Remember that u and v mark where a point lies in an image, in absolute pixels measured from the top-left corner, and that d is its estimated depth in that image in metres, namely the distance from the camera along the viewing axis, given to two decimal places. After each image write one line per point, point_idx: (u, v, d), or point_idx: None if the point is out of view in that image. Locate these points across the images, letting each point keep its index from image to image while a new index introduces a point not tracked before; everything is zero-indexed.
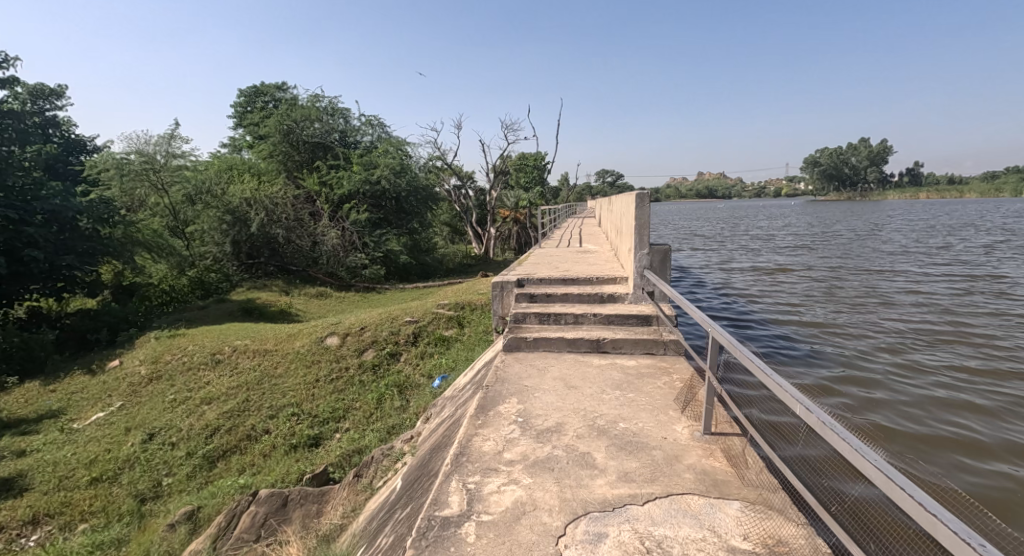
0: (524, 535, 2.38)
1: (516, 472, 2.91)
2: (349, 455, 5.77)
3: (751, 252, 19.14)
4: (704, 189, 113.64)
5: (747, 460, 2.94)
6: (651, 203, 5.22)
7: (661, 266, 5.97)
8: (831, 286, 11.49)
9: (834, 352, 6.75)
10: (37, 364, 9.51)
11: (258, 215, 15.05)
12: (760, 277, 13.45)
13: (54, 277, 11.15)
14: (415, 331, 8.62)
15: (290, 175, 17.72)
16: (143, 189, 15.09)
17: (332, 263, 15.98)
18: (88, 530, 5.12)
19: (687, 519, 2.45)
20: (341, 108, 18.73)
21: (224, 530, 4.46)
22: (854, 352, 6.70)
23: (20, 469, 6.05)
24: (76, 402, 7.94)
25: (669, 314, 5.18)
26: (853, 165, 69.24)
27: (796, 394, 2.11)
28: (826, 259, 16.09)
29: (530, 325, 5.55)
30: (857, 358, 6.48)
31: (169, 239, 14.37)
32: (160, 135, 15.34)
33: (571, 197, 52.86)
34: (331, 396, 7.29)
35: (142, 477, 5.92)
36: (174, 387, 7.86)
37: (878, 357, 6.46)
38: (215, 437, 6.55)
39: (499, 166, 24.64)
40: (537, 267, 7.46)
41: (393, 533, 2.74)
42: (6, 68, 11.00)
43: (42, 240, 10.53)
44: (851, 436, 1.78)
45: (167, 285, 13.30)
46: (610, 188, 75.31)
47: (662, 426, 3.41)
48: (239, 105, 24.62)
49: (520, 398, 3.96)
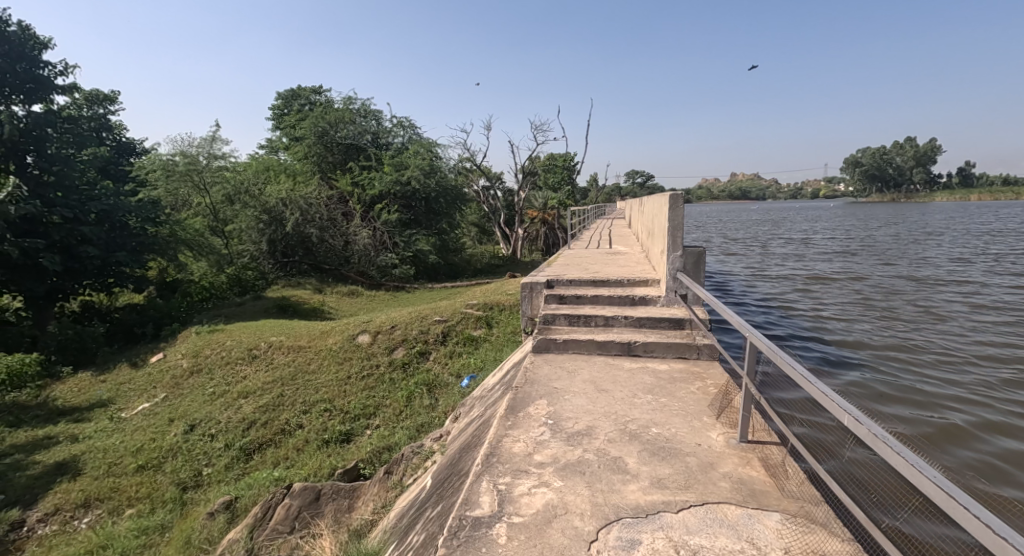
0: (556, 538, 2.37)
1: (546, 474, 2.90)
2: (379, 452, 5.86)
3: (786, 258, 18.58)
4: (736, 191, 111.11)
5: (787, 470, 2.84)
6: (685, 204, 5.11)
7: (694, 268, 5.83)
8: (872, 297, 11.08)
9: (878, 371, 6.50)
10: (89, 355, 10.03)
11: (293, 215, 15.45)
12: (796, 284, 13.07)
13: (105, 272, 11.71)
14: (443, 331, 8.69)
15: (324, 176, 18.14)
16: (186, 189, 15.71)
17: (363, 262, 16.30)
18: (134, 515, 5.38)
19: (724, 530, 2.38)
20: (375, 110, 19.09)
21: (260, 521, 4.58)
22: (902, 373, 6.41)
23: (73, 454, 6.40)
24: (124, 392, 8.33)
25: (702, 317, 5.06)
26: (898, 166, 66.23)
27: (844, 404, 2.01)
28: (867, 266, 15.46)
29: (559, 326, 5.53)
30: (905, 380, 6.21)
31: (209, 239, 14.94)
32: (202, 137, 15.94)
33: (599, 199, 52.50)
34: (362, 393, 7.42)
35: (184, 466, 6.16)
36: (213, 380, 8.16)
37: (928, 380, 6.16)
38: (251, 430, 6.76)
39: (528, 167, 24.68)
40: (567, 268, 7.41)
41: (424, 531, 2.77)
42: (66, 76, 11.62)
43: (95, 238, 11.10)
44: (906, 451, 1.69)
45: (206, 282, 13.63)
46: (638, 187, 74.55)
47: (696, 433, 3.33)
48: (277, 108, 25.44)
49: (550, 400, 3.95)
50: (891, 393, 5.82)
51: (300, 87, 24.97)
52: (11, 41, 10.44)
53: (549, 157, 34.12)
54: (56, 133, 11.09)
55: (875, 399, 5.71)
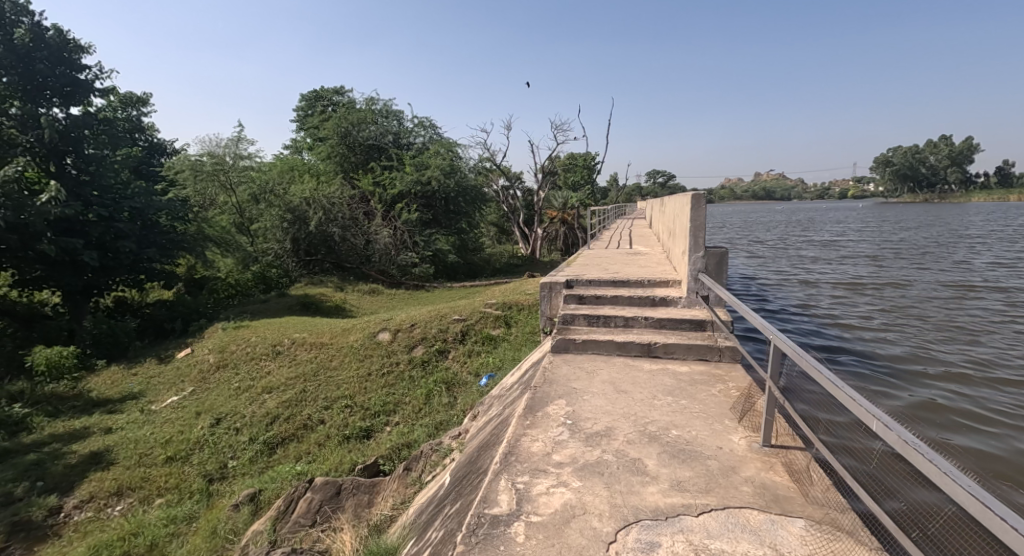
0: (574, 538, 2.36)
1: (565, 474, 2.89)
2: (399, 448, 5.93)
3: (811, 261, 18.14)
4: (760, 191, 109.03)
5: (812, 475, 2.78)
6: (707, 204, 5.05)
7: (716, 268, 5.71)
8: (903, 303, 10.73)
9: (908, 382, 6.35)
10: (122, 349, 10.38)
11: (316, 215, 15.75)
12: (821, 289, 12.76)
13: (137, 269, 12.07)
14: (462, 329, 8.75)
15: (347, 176, 18.41)
16: (213, 189, 16.13)
17: (384, 261, 16.49)
18: (164, 504, 5.57)
19: (746, 535, 2.34)
20: (396, 111, 19.34)
21: (283, 513, 4.68)
22: (933, 384, 6.25)
23: (106, 445, 6.64)
24: (154, 386, 8.61)
25: (725, 319, 4.98)
26: (932, 165, 63.95)
27: (873, 409, 1.95)
28: (898, 271, 14.97)
29: (578, 326, 5.52)
30: (936, 392, 6.05)
31: (235, 237, 15.36)
32: (228, 137, 16.38)
33: (618, 199, 52.07)
34: (381, 390, 7.52)
35: (210, 458, 6.34)
36: (239, 376, 8.37)
37: (961, 393, 5.98)
38: (275, 425, 6.91)
39: (548, 167, 24.63)
40: (586, 269, 7.38)
41: (443, 528, 2.80)
42: (103, 79, 12.01)
43: (129, 234, 11.48)
44: (938, 457, 1.64)
45: (232, 279, 13.92)
46: (659, 187, 73.84)
47: (717, 435, 3.29)
48: (302, 109, 25.95)
49: (569, 400, 3.94)
50: (920, 404, 5.74)
51: (322, 89, 25.37)
52: (52, 46, 10.89)
53: (569, 157, 33.99)
54: (93, 134, 11.56)
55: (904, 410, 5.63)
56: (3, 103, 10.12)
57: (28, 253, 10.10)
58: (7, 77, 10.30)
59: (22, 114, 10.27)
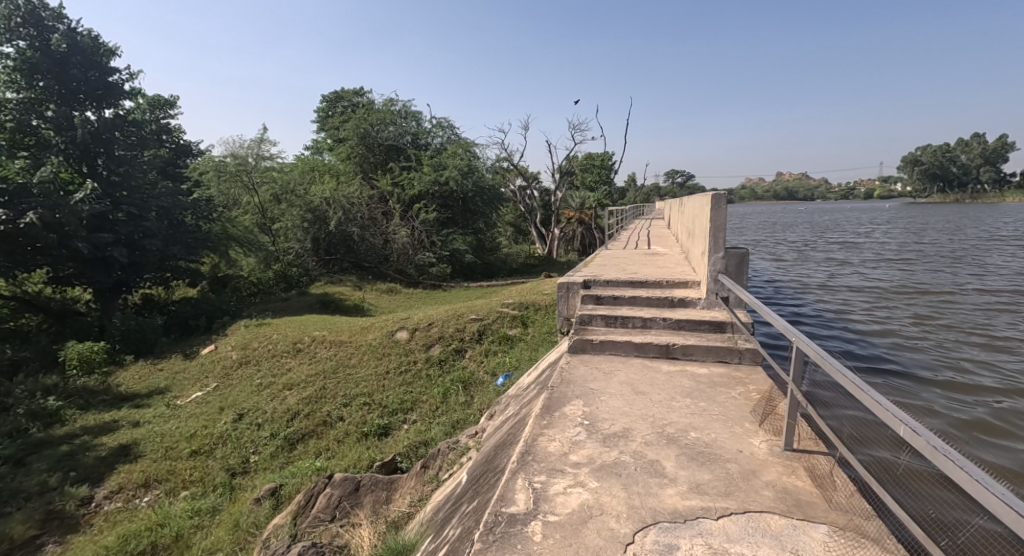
0: (591, 539, 2.36)
1: (582, 475, 2.89)
2: (416, 447, 5.97)
3: (834, 264, 17.77)
4: (782, 192, 107.03)
5: (835, 481, 2.73)
6: (728, 204, 4.98)
7: (737, 269, 5.60)
8: (932, 310, 10.43)
9: (938, 393, 6.16)
10: (149, 345, 10.65)
11: (336, 215, 16.02)
12: (844, 294, 12.48)
13: (163, 267, 12.46)
14: (479, 329, 8.80)
15: (366, 176, 18.65)
16: (237, 189, 16.51)
17: (402, 261, 16.64)
18: (188, 497, 5.72)
19: (767, 540, 2.31)
20: (415, 111, 19.53)
21: (303, 508, 4.76)
22: (966, 396, 6.06)
23: (134, 438, 6.84)
24: (180, 381, 8.84)
25: (745, 321, 4.90)
26: (963, 164, 61.91)
27: (900, 414, 1.91)
28: (925, 275, 14.55)
29: (596, 327, 5.49)
30: (970, 404, 5.85)
31: (258, 236, 15.70)
32: (251, 139, 16.77)
33: (636, 199, 51.66)
34: (399, 388, 7.59)
35: (233, 453, 6.48)
36: (261, 372, 8.54)
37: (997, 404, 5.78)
38: (295, 421, 7.03)
39: (565, 167, 24.55)
40: (604, 269, 7.34)
41: (461, 525, 2.82)
42: (132, 81, 12.35)
43: (156, 233, 11.83)
44: (969, 463, 1.59)
45: (255, 278, 14.14)
46: (677, 187, 73.25)
47: (737, 439, 3.24)
48: (322, 110, 26.39)
49: (587, 401, 3.93)
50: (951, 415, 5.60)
51: (343, 90, 25.68)
52: (84, 49, 11.23)
53: (586, 158, 33.88)
54: (123, 135, 11.93)
55: (934, 420, 5.50)
56: (40, 107, 10.58)
57: (61, 251, 10.41)
58: (43, 82, 10.75)
59: (57, 116, 10.66)
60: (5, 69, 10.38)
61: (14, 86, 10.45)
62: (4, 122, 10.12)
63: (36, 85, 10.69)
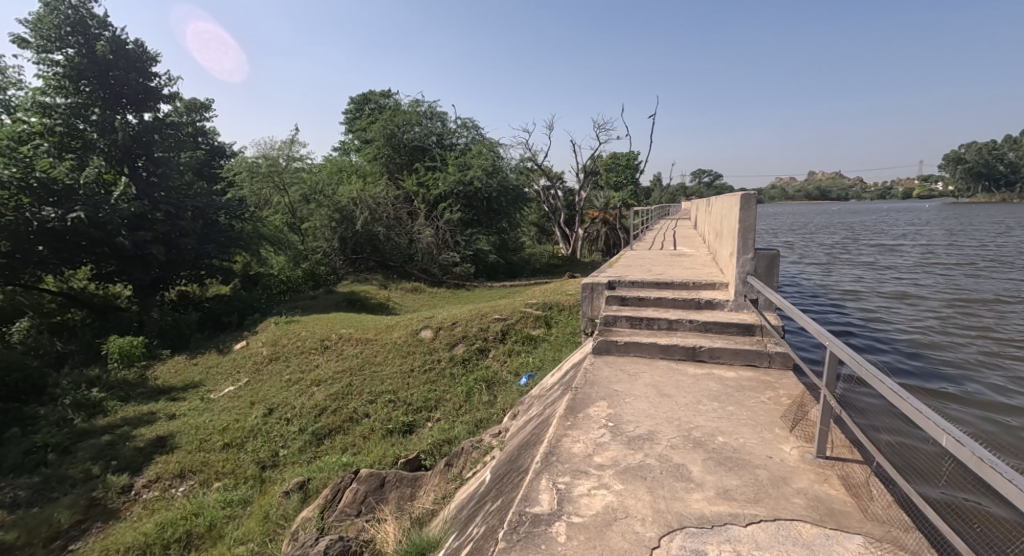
0: (617, 541, 2.34)
1: (607, 477, 2.87)
2: (440, 444, 6.05)
3: (871, 269, 17.12)
4: (813, 191, 103.87)
5: (871, 491, 2.64)
6: (757, 204, 4.87)
7: (767, 270, 5.45)
8: (975, 319, 9.98)
9: (985, 407, 5.86)
10: (184, 339, 11.05)
11: (363, 214, 16.26)
12: (880, 301, 12.04)
13: (199, 265, 12.88)
14: (503, 329, 8.82)
15: (392, 176, 18.87)
16: (268, 190, 17.02)
17: (426, 260, 16.81)
18: (221, 488, 5.91)
19: (798, 548, 2.25)
20: (440, 112, 19.76)
21: (330, 502, 4.86)
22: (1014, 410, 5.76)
23: (170, 430, 7.10)
24: (213, 375, 9.15)
25: (775, 324, 4.78)
26: (1010, 162, 58.90)
27: (943, 422, 1.83)
28: (971, 282, 13.87)
29: (620, 328, 5.43)
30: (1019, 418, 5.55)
31: (287, 235, 16.09)
32: (282, 140, 17.27)
33: (661, 199, 50.85)
34: (423, 386, 7.67)
35: (263, 447, 6.65)
36: (290, 368, 8.77)
37: None
38: (323, 416, 7.20)
39: (590, 167, 24.38)
40: (628, 270, 7.26)
41: (485, 524, 2.84)
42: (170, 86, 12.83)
43: (191, 232, 12.26)
44: (1019, 477, 1.51)
45: (284, 276, 14.48)
46: (703, 187, 72.06)
47: (767, 444, 3.17)
48: (351, 112, 26.93)
49: (611, 403, 3.89)
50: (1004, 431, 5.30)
51: (370, 92, 26.16)
52: (129, 56, 11.74)
53: (611, 157, 33.61)
54: (162, 138, 12.29)
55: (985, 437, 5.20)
56: (86, 111, 11.07)
57: (105, 249, 10.93)
58: (89, 87, 11.26)
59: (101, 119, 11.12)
60: (54, 75, 10.94)
61: (63, 91, 11.03)
62: (54, 125, 10.71)
63: (82, 91, 11.21)
